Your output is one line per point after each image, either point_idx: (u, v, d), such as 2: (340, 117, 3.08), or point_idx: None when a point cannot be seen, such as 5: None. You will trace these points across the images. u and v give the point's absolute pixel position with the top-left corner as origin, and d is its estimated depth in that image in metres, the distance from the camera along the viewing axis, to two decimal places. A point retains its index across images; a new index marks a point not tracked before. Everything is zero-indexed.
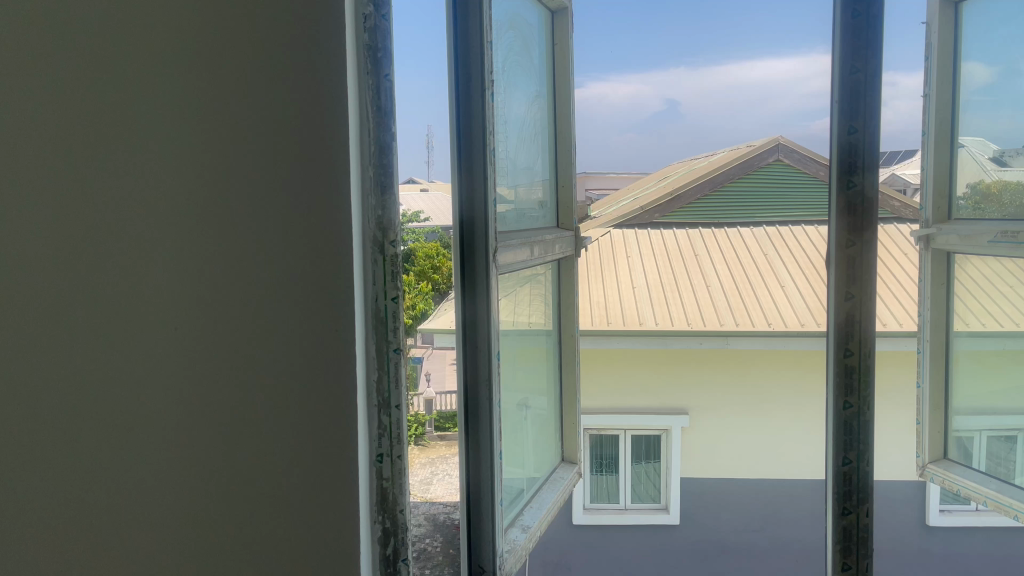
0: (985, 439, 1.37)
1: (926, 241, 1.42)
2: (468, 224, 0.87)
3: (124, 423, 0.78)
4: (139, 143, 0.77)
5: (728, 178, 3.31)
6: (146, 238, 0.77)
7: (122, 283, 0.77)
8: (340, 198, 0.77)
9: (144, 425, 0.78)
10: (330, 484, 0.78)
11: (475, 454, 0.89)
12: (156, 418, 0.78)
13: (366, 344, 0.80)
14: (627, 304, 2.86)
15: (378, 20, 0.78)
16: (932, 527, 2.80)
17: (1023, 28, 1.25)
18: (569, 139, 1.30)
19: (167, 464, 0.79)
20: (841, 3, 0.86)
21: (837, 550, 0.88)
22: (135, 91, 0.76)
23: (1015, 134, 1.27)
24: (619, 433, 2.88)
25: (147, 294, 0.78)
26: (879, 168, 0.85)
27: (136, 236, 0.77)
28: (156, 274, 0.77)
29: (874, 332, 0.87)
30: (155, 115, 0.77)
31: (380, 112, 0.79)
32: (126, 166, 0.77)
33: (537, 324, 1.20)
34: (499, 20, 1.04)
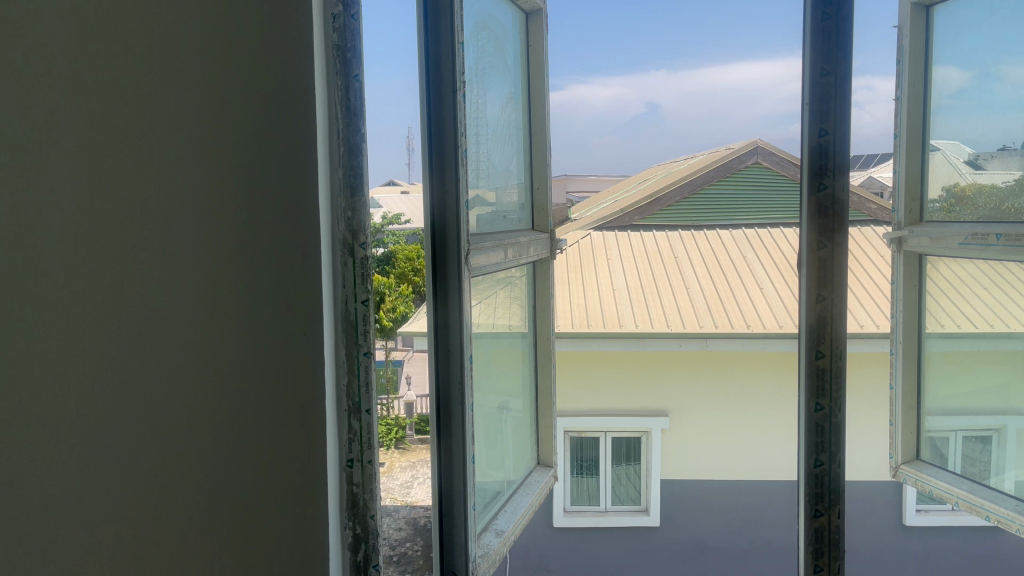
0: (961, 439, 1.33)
1: (898, 243, 1.44)
2: (439, 226, 0.86)
3: (88, 425, 0.76)
4: (105, 141, 0.75)
5: (706, 180, 3.37)
6: (112, 239, 0.75)
7: (84, 286, 0.75)
8: (310, 199, 0.76)
9: (110, 430, 0.76)
10: (300, 489, 0.77)
11: (448, 458, 0.88)
12: (120, 423, 0.76)
13: (336, 347, 0.79)
14: (607, 306, 2.87)
15: (348, 19, 0.77)
16: (909, 527, 2.81)
17: (991, 30, 1.26)
18: (545, 141, 1.30)
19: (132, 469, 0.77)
20: (811, 6, 0.86)
21: (808, 552, 0.88)
22: (97, 87, 0.74)
23: (986, 137, 1.28)
24: (599, 434, 2.89)
25: (113, 296, 0.76)
26: (851, 170, 0.85)
27: (101, 236, 0.75)
28: (121, 275, 0.75)
29: (846, 333, 0.86)
30: (121, 114, 0.75)
31: (349, 112, 0.77)
32: (90, 165, 0.75)
33: (514, 327, 1.19)
34: (473, 21, 1.04)
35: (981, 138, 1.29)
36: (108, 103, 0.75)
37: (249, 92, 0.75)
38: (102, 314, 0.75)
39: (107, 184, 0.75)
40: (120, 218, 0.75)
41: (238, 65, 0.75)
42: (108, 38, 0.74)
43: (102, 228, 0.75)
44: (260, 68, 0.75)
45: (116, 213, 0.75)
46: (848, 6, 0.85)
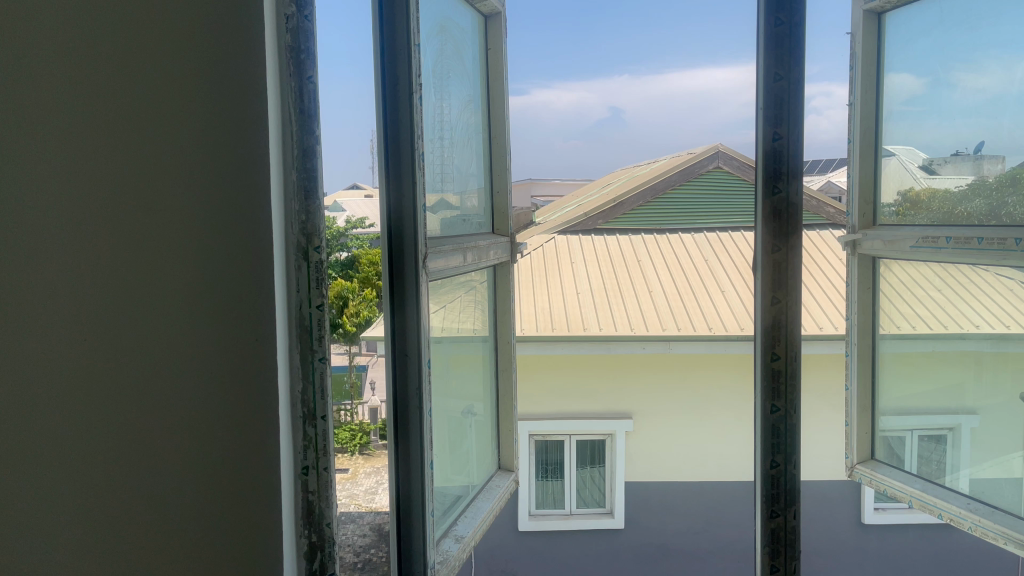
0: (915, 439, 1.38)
1: (852, 247, 1.46)
2: (396, 228, 0.85)
3: (34, 432, 0.74)
4: (50, 136, 0.73)
5: (668, 185, 3.41)
6: (59, 238, 0.73)
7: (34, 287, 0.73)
8: (262, 202, 0.76)
9: (57, 435, 0.74)
10: (252, 495, 0.77)
11: (405, 465, 0.87)
12: (66, 427, 0.74)
13: (290, 353, 0.79)
14: (572, 309, 2.87)
15: (301, 20, 0.77)
16: (867, 526, 2.85)
17: (942, 39, 1.29)
18: (504, 146, 1.28)
19: (79, 475, 0.75)
20: (764, 12, 0.87)
21: (765, 552, 0.89)
22: (43, 81, 0.72)
23: (940, 143, 1.31)
24: (564, 438, 2.92)
25: (59, 299, 0.73)
26: (803, 175, 0.87)
27: (47, 235, 0.73)
28: (65, 275, 0.73)
29: (800, 335, 0.88)
30: (64, 109, 0.73)
31: (303, 115, 0.78)
32: (37, 161, 0.72)
33: (474, 331, 1.18)
34: (431, 23, 1.02)
35: (936, 143, 1.32)
36: (51, 100, 0.72)
37: (201, 93, 0.75)
38: (51, 316, 0.73)
39: (49, 183, 0.73)
40: (64, 220, 0.73)
41: (186, 64, 0.74)
42: (51, 30, 0.72)
43: (44, 230, 0.73)
44: (211, 69, 0.75)
45: (57, 215, 0.73)
46: (800, 12, 0.86)
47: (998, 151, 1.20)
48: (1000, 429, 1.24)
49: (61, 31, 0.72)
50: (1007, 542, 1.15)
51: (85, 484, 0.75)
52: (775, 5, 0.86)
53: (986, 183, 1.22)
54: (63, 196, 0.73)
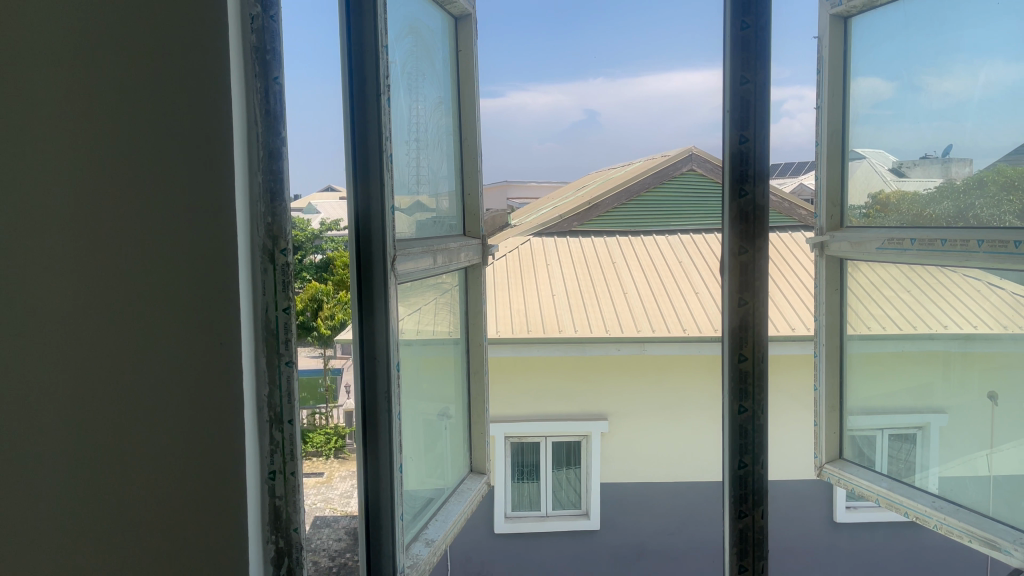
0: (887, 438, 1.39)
1: (820, 249, 1.48)
2: (365, 230, 0.85)
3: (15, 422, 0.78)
4: (28, 141, 0.76)
5: (643, 188, 3.43)
6: (36, 239, 0.77)
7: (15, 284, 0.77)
8: (228, 205, 0.76)
9: (37, 426, 0.78)
10: (218, 497, 0.78)
11: (374, 468, 0.87)
12: (42, 418, 0.78)
13: (256, 357, 0.79)
14: (547, 311, 2.87)
15: (266, 20, 0.78)
16: (839, 524, 2.87)
17: (906, 43, 1.31)
18: (475, 149, 1.28)
19: (57, 464, 0.78)
20: (730, 15, 0.88)
21: (733, 553, 0.90)
22: (21, 86, 0.76)
23: (910, 146, 1.32)
24: (540, 439, 2.89)
25: (37, 297, 0.77)
26: (770, 177, 0.88)
27: (25, 237, 0.77)
28: (41, 274, 0.77)
29: (767, 336, 0.89)
30: (40, 114, 0.76)
31: (269, 115, 0.78)
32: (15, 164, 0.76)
33: (444, 333, 1.17)
34: (398, 24, 1.01)
35: (907, 146, 1.32)
36: (30, 105, 0.76)
37: (168, 97, 0.76)
38: (28, 311, 0.77)
39: (33, 188, 0.76)
40: (42, 223, 0.77)
41: (153, 70, 0.76)
42: (27, 38, 0.75)
43: (27, 236, 0.77)
44: (177, 73, 0.75)
45: (39, 222, 0.77)
46: (766, 15, 0.87)
47: (966, 154, 1.22)
48: (965, 426, 1.26)
49: (42, 40, 0.75)
50: (972, 539, 1.17)
51: (67, 480, 0.78)
52: (741, 8, 0.87)
53: (953, 186, 1.24)
54: (44, 204, 0.76)
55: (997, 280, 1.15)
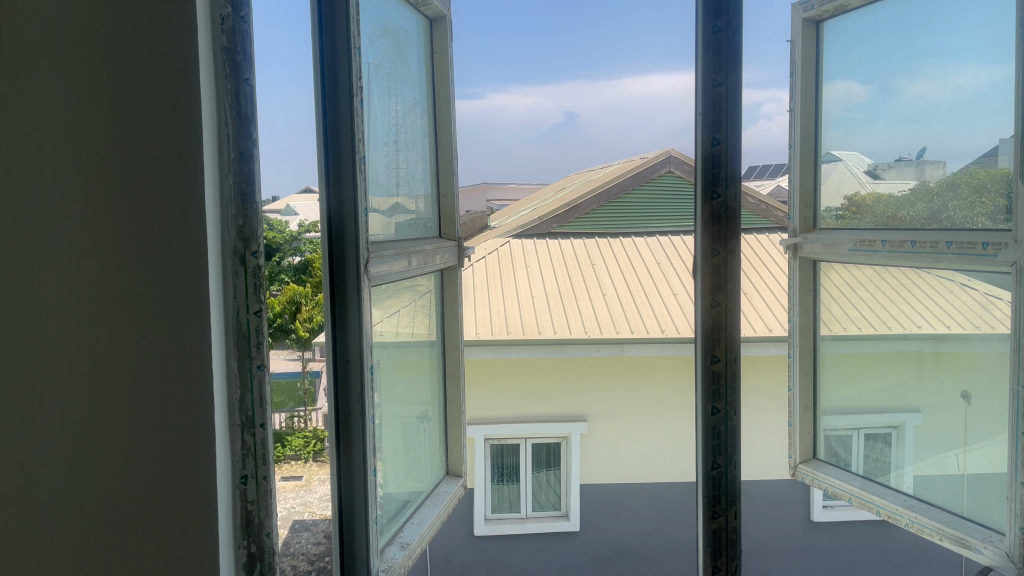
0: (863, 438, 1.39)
1: (794, 250, 1.49)
2: (337, 230, 0.85)
3: None
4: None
5: (621, 190, 3.45)
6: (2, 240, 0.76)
7: None
8: (199, 208, 0.76)
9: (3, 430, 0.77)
10: (187, 502, 0.78)
11: (349, 472, 0.86)
12: (8, 421, 0.77)
13: (228, 360, 0.80)
14: (526, 312, 2.88)
15: (237, 22, 0.78)
16: (816, 523, 2.89)
17: (878, 48, 1.33)
18: (451, 150, 1.27)
19: (22, 469, 0.77)
20: (702, 19, 0.92)
21: (706, 554, 0.94)
22: None
23: (888, 149, 1.33)
24: (520, 442, 2.87)
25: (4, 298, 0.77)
26: (741, 180, 0.92)
27: None
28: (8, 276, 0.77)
29: (738, 338, 0.92)
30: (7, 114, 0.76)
31: (240, 117, 0.79)
32: None
33: (420, 336, 1.17)
34: (369, 24, 0.99)
35: (880, 149, 1.34)
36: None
37: (136, 100, 0.75)
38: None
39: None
40: (8, 226, 0.76)
41: (120, 72, 0.75)
42: None
43: None
44: (146, 74, 0.75)
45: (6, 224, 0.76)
46: (736, 20, 0.92)
47: (940, 156, 1.23)
48: (944, 424, 1.25)
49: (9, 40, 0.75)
50: (943, 538, 1.19)
51: (33, 486, 0.77)
52: (713, 12, 0.91)
53: (929, 189, 1.24)
54: (7, 207, 0.76)
55: (971, 279, 1.14)
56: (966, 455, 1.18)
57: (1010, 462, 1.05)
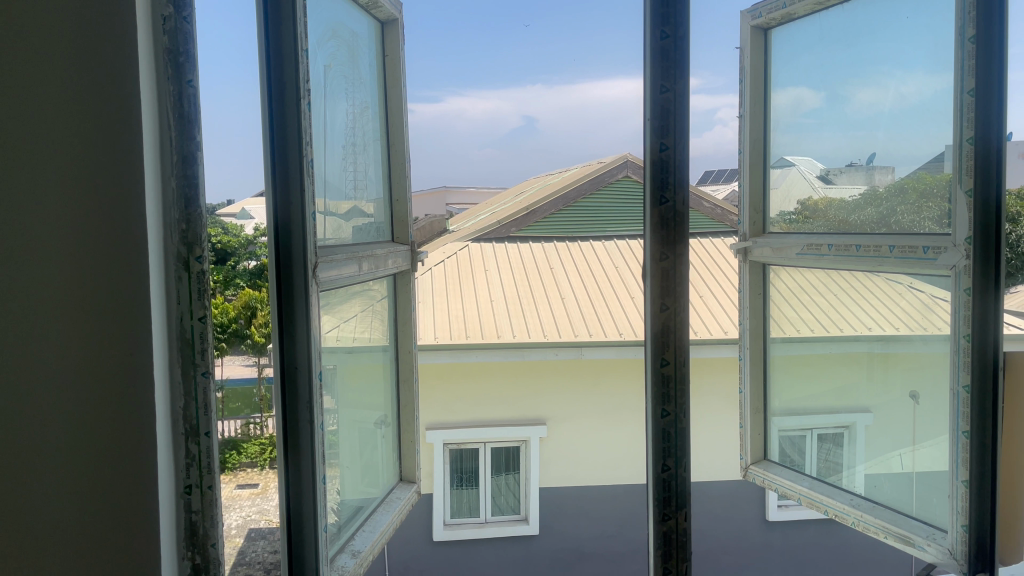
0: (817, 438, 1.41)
1: (743, 254, 1.51)
2: (284, 233, 0.84)
3: None
4: None
5: (579, 194, 3.48)
6: None
7: None
8: (140, 213, 0.75)
9: None
10: (129, 512, 0.76)
11: (296, 481, 0.85)
12: None
13: (169, 367, 0.78)
14: (485, 316, 2.87)
15: (179, 22, 0.77)
16: (772, 523, 2.93)
17: (824, 54, 1.36)
18: (402, 155, 1.26)
19: None
20: (650, 27, 0.97)
21: (658, 555, 0.97)
22: None
23: (837, 154, 1.36)
24: (478, 446, 2.86)
25: None
26: (688, 185, 0.96)
27: None
28: None
29: (687, 340, 0.96)
30: None
31: (182, 119, 0.78)
32: None
33: (374, 341, 1.16)
34: (316, 28, 0.96)
35: (829, 154, 1.37)
36: None
37: (74, 99, 0.74)
38: None
39: None
40: None
41: (57, 70, 0.73)
42: None
43: None
44: (84, 73, 0.73)
45: None
46: (684, 26, 0.96)
47: (889, 162, 1.26)
48: (895, 425, 1.26)
49: None
50: (887, 535, 1.22)
51: None
52: (660, 20, 0.96)
53: (879, 193, 1.26)
54: None
55: (916, 282, 1.16)
56: (913, 454, 1.21)
57: (950, 462, 1.10)
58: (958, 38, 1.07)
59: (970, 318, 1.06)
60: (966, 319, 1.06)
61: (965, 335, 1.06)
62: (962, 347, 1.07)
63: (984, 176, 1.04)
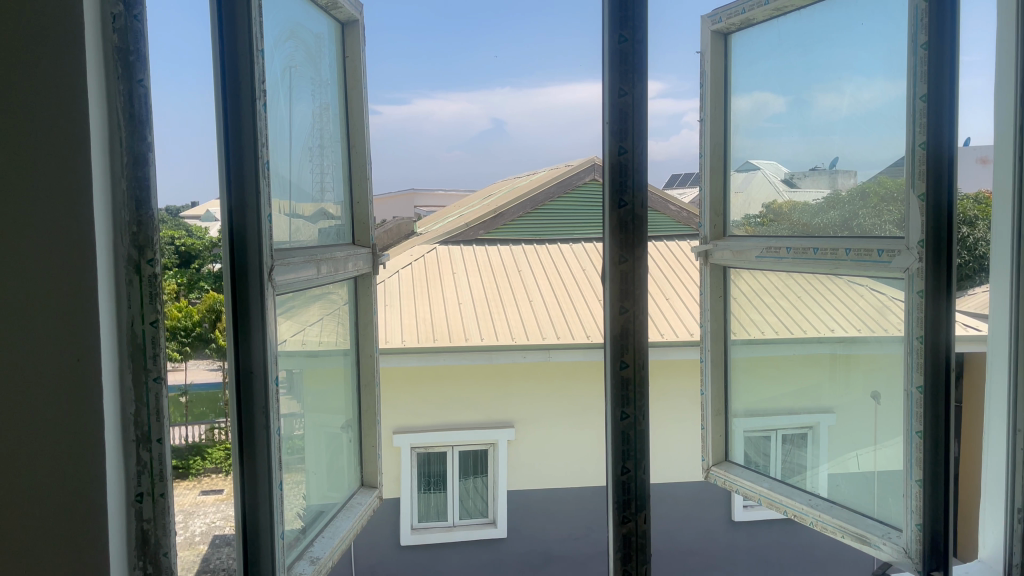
0: (780, 438, 1.42)
1: (704, 256, 1.53)
2: (238, 237, 0.82)
3: None
4: None
5: (547, 197, 3.48)
6: None
7: None
8: (88, 214, 0.74)
9: None
10: (79, 520, 0.74)
11: (251, 487, 0.84)
12: None
13: (120, 372, 0.77)
14: (453, 319, 2.85)
15: (129, 20, 0.76)
16: (738, 523, 2.95)
17: (783, 60, 1.38)
18: (364, 158, 1.25)
19: None
20: (609, 30, 0.97)
21: (617, 557, 0.98)
22: None
23: (798, 158, 1.37)
24: (447, 450, 2.86)
25: None
26: (646, 188, 0.97)
27: None
28: None
29: (646, 343, 0.97)
30: None
31: (133, 120, 0.76)
32: None
33: (334, 345, 1.14)
34: (274, 27, 0.94)
35: (792, 158, 1.38)
36: None
37: (22, 100, 0.72)
38: None
39: None
40: None
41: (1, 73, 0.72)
42: None
43: None
44: (30, 74, 0.72)
45: None
46: (642, 30, 0.97)
47: (851, 166, 1.26)
48: (853, 425, 1.28)
49: None
50: (844, 535, 1.23)
51: None
52: (618, 23, 0.97)
53: (841, 197, 1.28)
54: None
55: (876, 285, 1.17)
56: (874, 454, 1.22)
57: (904, 461, 1.12)
58: (910, 44, 1.09)
59: (923, 319, 1.08)
60: (920, 320, 1.08)
61: (919, 336, 1.08)
62: (916, 347, 1.09)
63: (936, 181, 1.06)
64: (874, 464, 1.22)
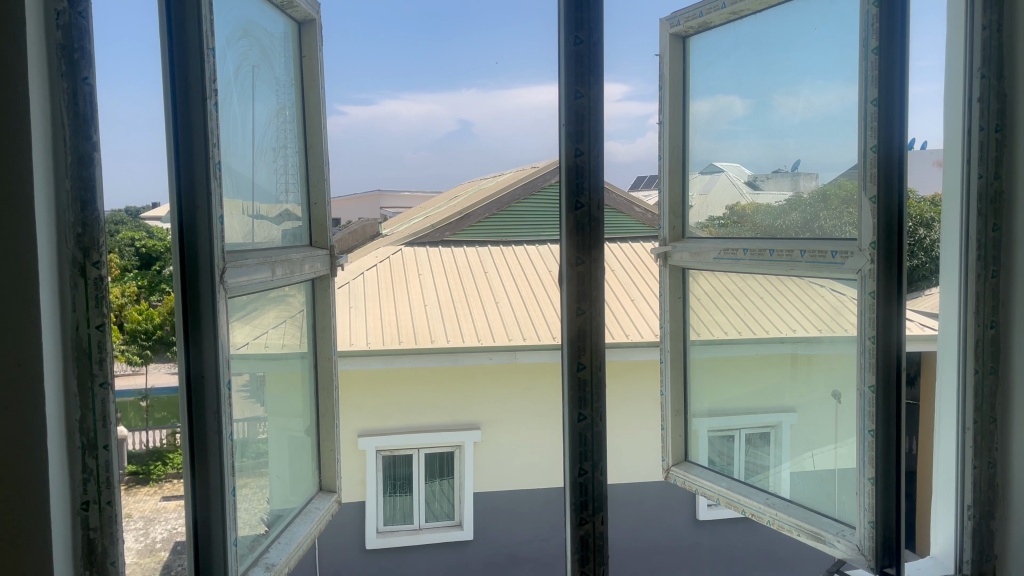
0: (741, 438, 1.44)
1: (664, 258, 1.54)
2: (189, 239, 0.81)
3: None
4: None
5: (512, 199, 3.48)
6: None
7: None
8: (29, 215, 0.72)
9: None
10: (21, 528, 0.73)
11: (203, 493, 0.82)
12: None
13: (65, 377, 0.75)
14: (418, 321, 2.84)
15: (74, 17, 0.74)
16: (701, 522, 2.97)
17: (741, 64, 1.41)
18: (322, 158, 1.23)
19: None
20: (565, 32, 0.97)
21: (576, 559, 0.98)
22: None
23: (758, 161, 1.38)
24: (413, 451, 2.81)
25: None
26: (602, 188, 0.97)
27: None
28: None
29: (603, 345, 0.98)
30: None
31: (78, 118, 0.74)
32: None
33: (292, 348, 1.11)
34: (227, 26, 0.92)
35: (751, 160, 1.40)
36: None
37: None
38: None
39: None
40: None
41: None
42: None
43: None
44: None
45: None
46: (597, 33, 0.97)
47: (811, 168, 1.27)
48: (813, 425, 1.29)
49: None
50: (800, 533, 1.25)
51: None
52: (574, 25, 0.97)
53: (802, 198, 1.29)
54: None
55: (832, 287, 1.19)
56: (835, 452, 1.23)
57: (858, 460, 1.14)
58: (862, 49, 1.10)
59: (874, 320, 1.10)
60: (871, 320, 1.10)
61: (871, 336, 1.10)
62: (868, 347, 1.11)
63: (887, 184, 1.08)
64: (831, 463, 1.24)
